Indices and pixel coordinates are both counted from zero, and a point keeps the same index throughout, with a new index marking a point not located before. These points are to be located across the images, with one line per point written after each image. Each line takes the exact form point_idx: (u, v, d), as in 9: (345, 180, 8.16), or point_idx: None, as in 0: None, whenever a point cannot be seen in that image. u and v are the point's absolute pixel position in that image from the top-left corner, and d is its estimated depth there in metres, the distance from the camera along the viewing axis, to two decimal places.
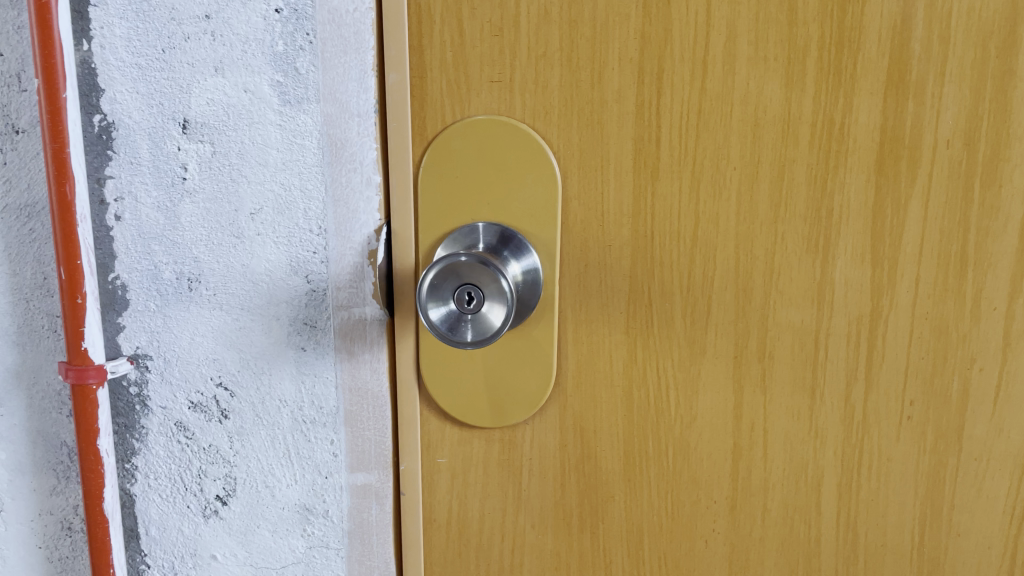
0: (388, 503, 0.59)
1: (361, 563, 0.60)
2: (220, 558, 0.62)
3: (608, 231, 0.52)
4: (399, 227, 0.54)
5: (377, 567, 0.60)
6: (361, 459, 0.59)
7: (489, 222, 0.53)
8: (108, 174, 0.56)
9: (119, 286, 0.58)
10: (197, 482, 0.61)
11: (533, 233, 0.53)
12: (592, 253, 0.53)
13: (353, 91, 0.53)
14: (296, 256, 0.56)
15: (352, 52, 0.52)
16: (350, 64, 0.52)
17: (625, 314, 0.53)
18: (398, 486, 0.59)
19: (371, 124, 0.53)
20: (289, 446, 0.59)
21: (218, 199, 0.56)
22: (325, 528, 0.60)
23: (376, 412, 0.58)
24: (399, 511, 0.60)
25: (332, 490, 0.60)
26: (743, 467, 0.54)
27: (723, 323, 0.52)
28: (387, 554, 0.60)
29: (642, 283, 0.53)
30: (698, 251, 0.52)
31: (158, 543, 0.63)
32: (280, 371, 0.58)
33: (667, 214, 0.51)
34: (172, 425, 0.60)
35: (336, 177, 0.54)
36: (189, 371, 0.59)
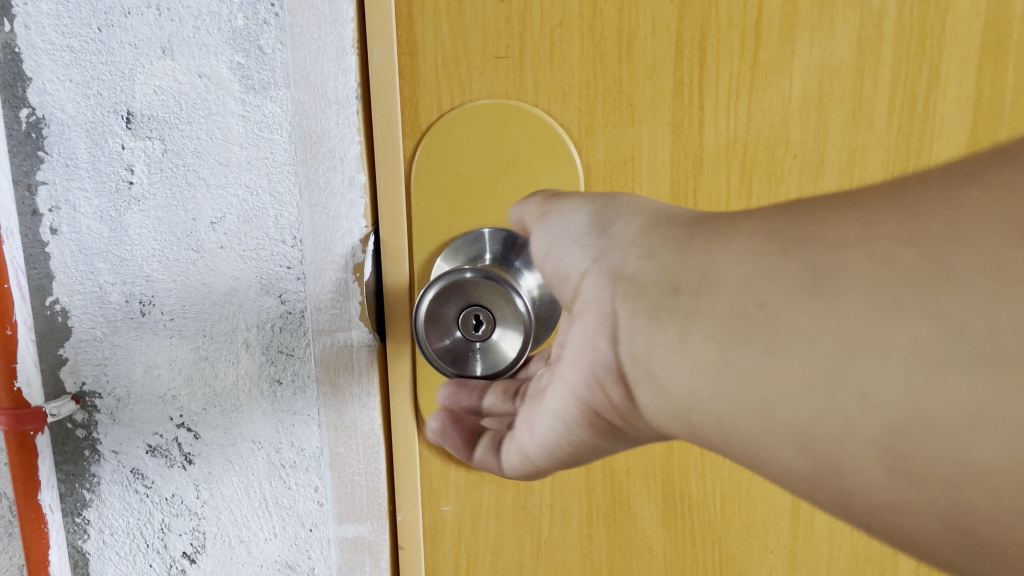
0: (383, 560, 0.50)
1: None
2: None
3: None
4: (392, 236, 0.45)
5: None
6: (352, 509, 0.50)
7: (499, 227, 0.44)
8: (40, 179, 0.47)
9: (59, 312, 0.49)
10: (159, 538, 0.53)
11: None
12: None
13: (330, 74, 0.43)
14: (266, 272, 0.47)
15: (327, 26, 0.43)
16: (325, 41, 0.43)
17: None
18: (395, 539, 0.50)
19: (353, 113, 0.44)
20: (265, 496, 0.50)
21: (172, 206, 0.47)
22: None
23: (368, 454, 0.49)
24: (397, 567, 0.51)
25: (318, 545, 0.51)
26: (805, 510, 0.46)
27: None
28: None
29: None
30: None
31: None
32: (252, 409, 0.49)
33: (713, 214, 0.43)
34: (128, 472, 0.52)
35: (311, 177, 0.45)
36: (144, 410, 0.50)
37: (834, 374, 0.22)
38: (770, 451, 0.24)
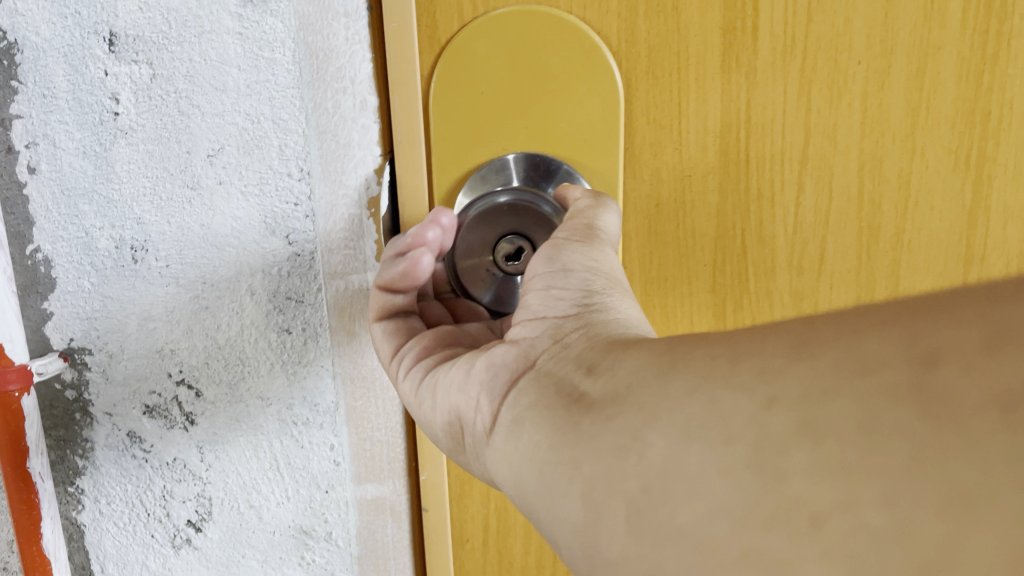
0: (405, 518, 0.48)
1: None
2: None
3: (688, 155, 0.41)
4: (408, 156, 0.40)
5: None
6: (371, 467, 0.46)
7: (528, 150, 0.41)
8: (13, 113, 0.42)
9: (42, 262, 0.44)
10: (161, 506, 0.49)
11: (588, 165, 0.41)
12: (666, 189, 0.41)
13: None
14: (271, 210, 0.43)
15: None
16: None
17: (711, 265, 0.43)
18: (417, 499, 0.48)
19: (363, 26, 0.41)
20: (276, 456, 0.46)
21: (163, 137, 0.42)
22: (328, 555, 0.48)
23: (387, 404, 0.45)
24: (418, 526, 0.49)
25: (335, 507, 0.47)
26: None
27: (842, 271, 0.42)
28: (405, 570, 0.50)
29: (733, 221, 0.42)
30: (810, 175, 0.41)
31: None
32: (261, 361, 0.45)
33: (767, 128, 0.40)
34: (124, 436, 0.47)
35: (319, 100, 0.41)
36: (140, 366, 0.46)
37: (621, 441, 0.22)
38: (555, 500, 0.24)
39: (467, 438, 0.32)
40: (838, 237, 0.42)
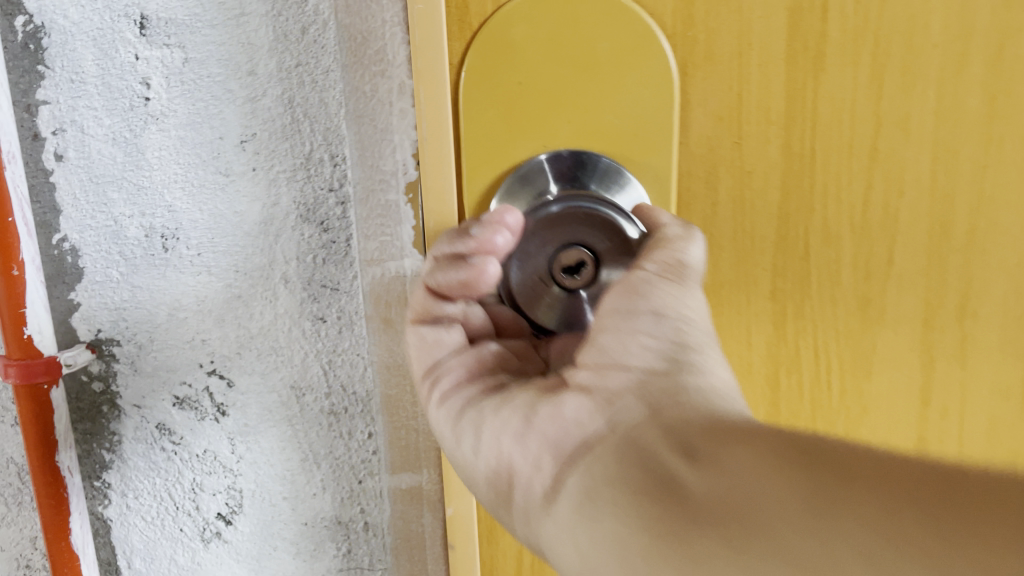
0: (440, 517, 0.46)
1: None
2: None
3: (750, 151, 0.34)
4: (434, 150, 0.34)
5: None
6: (406, 459, 0.45)
7: (570, 147, 0.34)
8: (40, 99, 0.41)
9: (68, 251, 0.43)
10: (190, 500, 0.48)
11: (635, 162, 0.35)
12: (723, 188, 0.35)
13: None
14: (307, 196, 0.42)
15: None
16: None
17: (770, 272, 0.36)
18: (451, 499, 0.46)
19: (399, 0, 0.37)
20: (309, 446, 0.46)
21: (195, 123, 0.41)
22: (363, 543, 0.48)
23: None
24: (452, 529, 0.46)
25: (371, 496, 0.47)
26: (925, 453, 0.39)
27: (911, 275, 0.36)
28: None
29: (795, 223, 0.35)
30: (880, 171, 0.34)
31: None
32: (295, 350, 0.44)
33: (836, 119, 0.34)
34: (153, 428, 0.47)
35: (355, 83, 0.39)
36: (171, 357, 0.45)
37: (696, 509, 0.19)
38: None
39: (517, 494, 0.30)
40: (907, 236, 0.35)
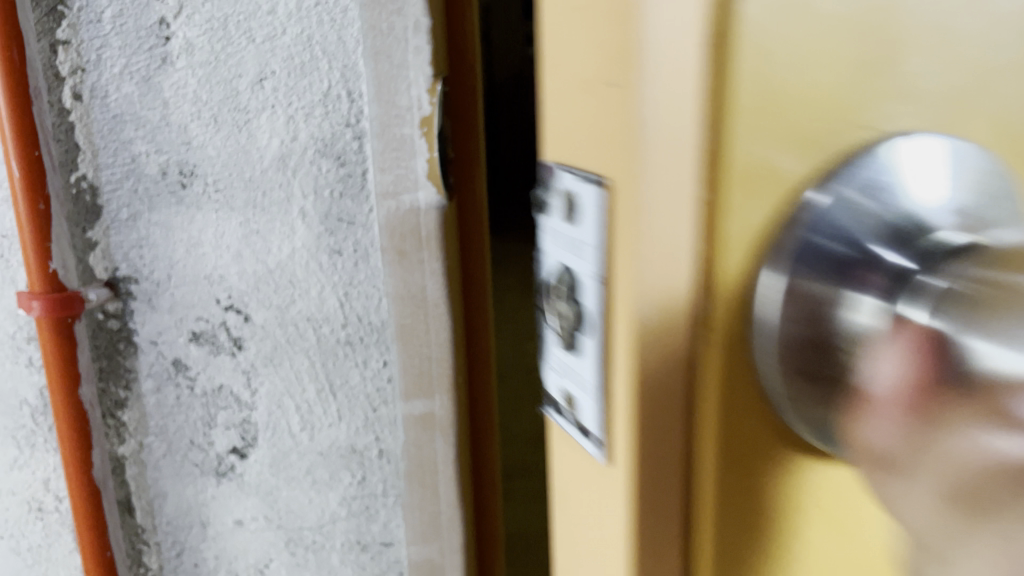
0: (453, 437, 0.48)
1: (423, 512, 0.50)
2: (246, 523, 0.51)
3: None
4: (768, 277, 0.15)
5: (442, 516, 0.50)
6: (421, 386, 0.47)
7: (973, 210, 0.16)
8: (61, 39, 0.42)
9: (87, 190, 0.45)
10: (205, 435, 0.50)
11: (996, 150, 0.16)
12: None
13: None
14: (324, 132, 0.44)
15: None
16: None
17: None
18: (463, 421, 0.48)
19: None
20: (324, 377, 0.48)
21: (213, 61, 0.43)
22: (377, 469, 0.50)
23: (439, 322, 0.46)
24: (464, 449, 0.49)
25: (387, 424, 0.49)
26: None
27: None
28: (454, 502, 0.49)
29: None
30: None
31: (162, 514, 0.51)
32: (312, 282, 0.46)
33: None
34: (169, 365, 0.48)
35: (373, 22, 0.41)
36: (188, 294, 0.47)
37: None
38: None
39: None
40: None
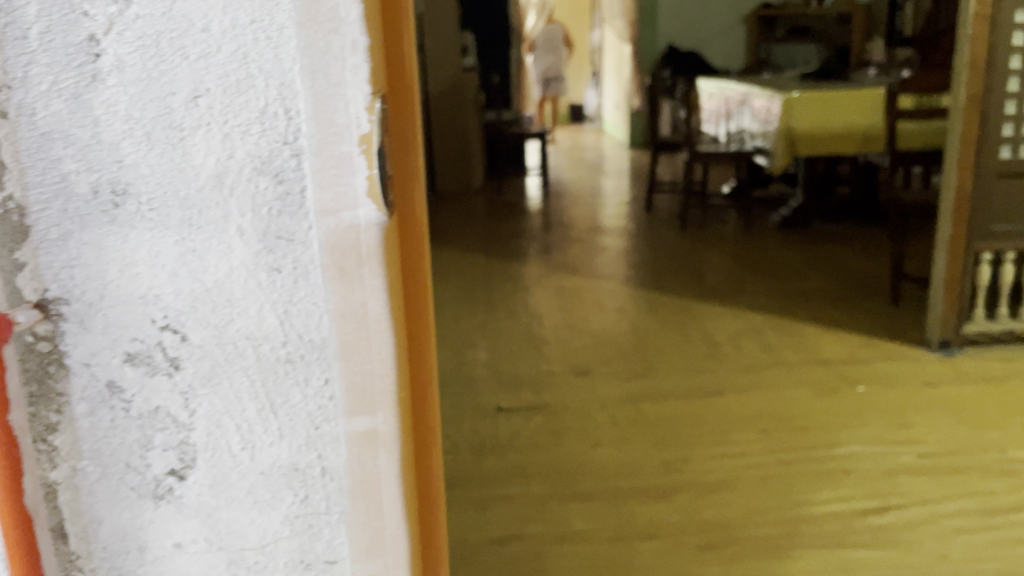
0: (383, 434, 0.65)
1: (363, 483, 0.65)
2: (195, 495, 0.65)
3: None
4: None
5: (378, 476, 0.65)
6: (360, 400, 0.63)
7: None
8: (15, 78, 0.57)
9: (16, 209, 0.59)
10: (146, 444, 0.64)
11: None
12: None
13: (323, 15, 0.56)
14: (260, 150, 0.58)
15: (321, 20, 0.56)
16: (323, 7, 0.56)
17: None
18: (392, 427, 0.65)
19: (348, 48, 0.57)
20: (262, 391, 0.63)
21: (148, 88, 0.57)
22: (321, 470, 0.65)
23: (375, 322, 0.62)
24: (396, 446, 0.65)
25: (329, 439, 0.64)
26: None
27: None
28: (388, 474, 0.66)
29: None
30: None
31: (108, 493, 0.64)
32: (252, 303, 0.61)
33: None
34: (125, 362, 0.62)
35: (308, 63, 0.57)
36: (133, 315, 0.61)
37: None
38: None
39: None
40: None
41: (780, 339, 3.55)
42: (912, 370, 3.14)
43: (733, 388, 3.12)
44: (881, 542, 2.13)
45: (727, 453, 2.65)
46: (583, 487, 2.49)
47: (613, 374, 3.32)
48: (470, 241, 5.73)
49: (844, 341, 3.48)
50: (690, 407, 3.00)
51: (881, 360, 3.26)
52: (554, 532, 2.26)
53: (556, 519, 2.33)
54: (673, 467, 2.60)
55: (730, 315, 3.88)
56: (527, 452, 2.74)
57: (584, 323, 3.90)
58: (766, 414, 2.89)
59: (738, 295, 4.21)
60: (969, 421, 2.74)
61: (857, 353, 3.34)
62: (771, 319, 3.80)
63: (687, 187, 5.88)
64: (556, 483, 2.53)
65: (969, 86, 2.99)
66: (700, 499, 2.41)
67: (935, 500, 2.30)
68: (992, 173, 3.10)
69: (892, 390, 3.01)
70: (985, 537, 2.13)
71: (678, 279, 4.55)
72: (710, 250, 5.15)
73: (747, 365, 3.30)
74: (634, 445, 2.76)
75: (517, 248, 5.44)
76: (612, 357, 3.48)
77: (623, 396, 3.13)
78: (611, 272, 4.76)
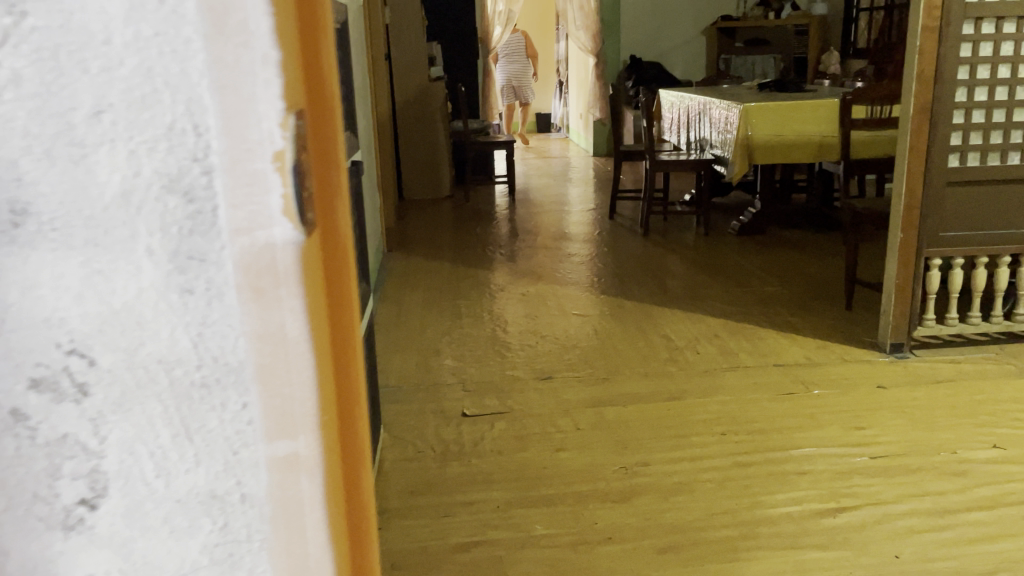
0: (307, 464, 0.61)
1: (286, 517, 0.62)
2: (107, 526, 0.61)
3: None
4: None
5: (302, 509, 0.62)
6: (280, 428, 0.59)
7: None
8: None
9: None
10: (54, 475, 0.60)
11: None
12: None
13: (237, 20, 0.52)
14: (168, 164, 0.54)
15: (234, 21, 0.52)
16: (236, 9, 0.52)
17: None
18: (317, 457, 0.62)
19: (265, 59, 0.53)
20: (176, 421, 0.59)
21: (43, 100, 0.53)
22: (242, 500, 0.61)
23: (294, 348, 0.58)
24: (322, 476, 0.62)
25: (249, 469, 0.60)
26: None
27: None
28: (312, 506, 0.62)
29: None
30: None
31: (13, 525, 0.60)
32: (163, 328, 0.57)
33: None
34: (26, 392, 0.57)
35: (218, 77, 0.53)
36: (31, 342, 0.56)
37: None
38: None
39: None
40: None
41: (740, 343, 3.58)
42: (868, 372, 3.18)
43: (694, 392, 3.12)
44: (835, 543, 2.15)
45: (688, 456, 2.65)
46: (545, 492, 2.46)
47: (578, 379, 3.27)
48: (435, 249, 5.71)
49: (801, 345, 3.52)
50: (652, 410, 2.98)
51: (837, 364, 3.30)
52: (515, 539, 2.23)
53: (516, 526, 2.30)
54: (634, 470, 2.58)
55: (691, 320, 3.91)
56: (491, 459, 2.67)
57: (546, 329, 3.89)
58: (725, 416, 2.90)
59: (700, 300, 4.25)
60: (921, 423, 2.79)
61: (814, 357, 3.39)
62: (731, 324, 3.83)
63: (649, 195, 5.93)
64: (517, 489, 2.49)
65: (918, 96, 3.05)
66: (660, 502, 2.40)
67: (888, 502, 2.33)
68: (941, 180, 3.16)
69: (847, 393, 3.05)
70: (936, 537, 2.16)
71: (642, 285, 4.58)
72: (673, 257, 5.19)
73: (706, 369, 3.32)
74: (597, 448, 2.73)
75: (480, 253, 5.42)
76: (574, 361, 3.47)
77: (588, 400, 3.08)
78: (576, 280, 4.78)
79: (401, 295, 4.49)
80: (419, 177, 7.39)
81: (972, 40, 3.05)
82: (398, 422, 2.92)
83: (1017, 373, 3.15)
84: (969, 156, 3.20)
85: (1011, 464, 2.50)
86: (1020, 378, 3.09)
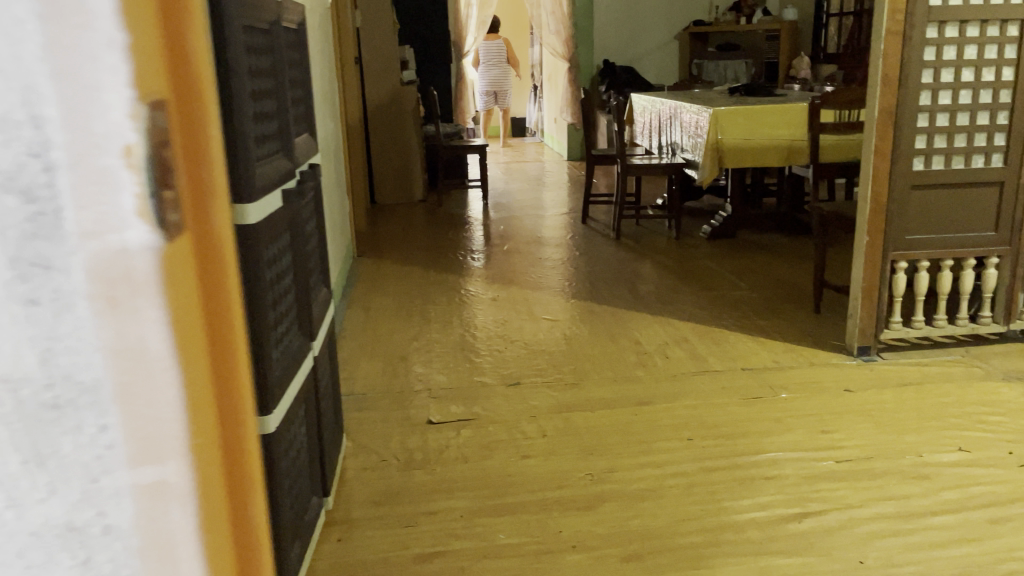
0: (177, 500, 0.72)
1: (150, 546, 0.72)
2: None
3: None
4: None
5: (165, 540, 0.72)
6: (140, 458, 0.69)
7: None
8: None
9: None
10: None
11: None
12: None
13: (95, 129, 0.63)
14: (30, 241, 0.64)
15: (91, 123, 0.63)
16: (95, 113, 0.63)
17: None
18: (182, 486, 0.72)
19: (120, 154, 0.64)
20: (39, 460, 0.69)
21: None
22: (100, 536, 0.72)
23: (154, 403, 0.68)
24: (187, 510, 0.72)
25: (112, 503, 0.70)
26: None
27: None
28: (172, 537, 0.72)
29: None
30: None
31: None
32: (28, 379, 0.67)
33: None
34: None
35: (78, 172, 0.63)
36: None
37: None
38: None
39: None
40: None
41: (710, 348, 3.56)
42: (836, 376, 3.18)
43: (663, 396, 3.08)
44: (800, 548, 2.13)
45: (655, 460, 2.61)
46: (511, 500, 2.41)
47: (547, 384, 3.22)
48: (408, 254, 5.65)
49: (771, 349, 3.51)
50: (620, 415, 2.94)
51: (805, 367, 3.30)
52: (479, 547, 2.19)
53: (480, 534, 2.25)
54: (600, 475, 2.54)
55: (662, 325, 3.88)
56: (456, 466, 2.61)
57: (515, 333, 3.86)
58: (693, 421, 2.87)
59: (672, 305, 4.22)
60: (888, 426, 2.79)
61: (783, 361, 3.37)
62: (702, 328, 3.81)
63: (621, 200, 5.91)
64: (481, 497, 2.43)
65: (882, 99, 3.06)
66: (626, 509, 2.36)
67: (853, 506, 2.32)
68: (906, 183, 3.17)
69: (815, 396, 3.04)
70: (901, 543, 2.14)
71: (614, 290, 4.55)
72: (646, 261, 5.16)
73: (675, 373, 3.29)
74: (565, 454, 2.68)
75: (453, 260, 5.38)
76: (543, 366, 3.43)
77: (556, 405, 3.03)
78: (549, 284, 4.75)
79: (370, 300, 4.42)
80: (392, 181, 7.33)
81: (935, 44, 3.06)
82: (362, 429, 2.85)
83: (982, 375, 3.16)
84: (934, 160, 3.20)
85: (975, 467, 2.50)
86: (985, 380, 3.11)
